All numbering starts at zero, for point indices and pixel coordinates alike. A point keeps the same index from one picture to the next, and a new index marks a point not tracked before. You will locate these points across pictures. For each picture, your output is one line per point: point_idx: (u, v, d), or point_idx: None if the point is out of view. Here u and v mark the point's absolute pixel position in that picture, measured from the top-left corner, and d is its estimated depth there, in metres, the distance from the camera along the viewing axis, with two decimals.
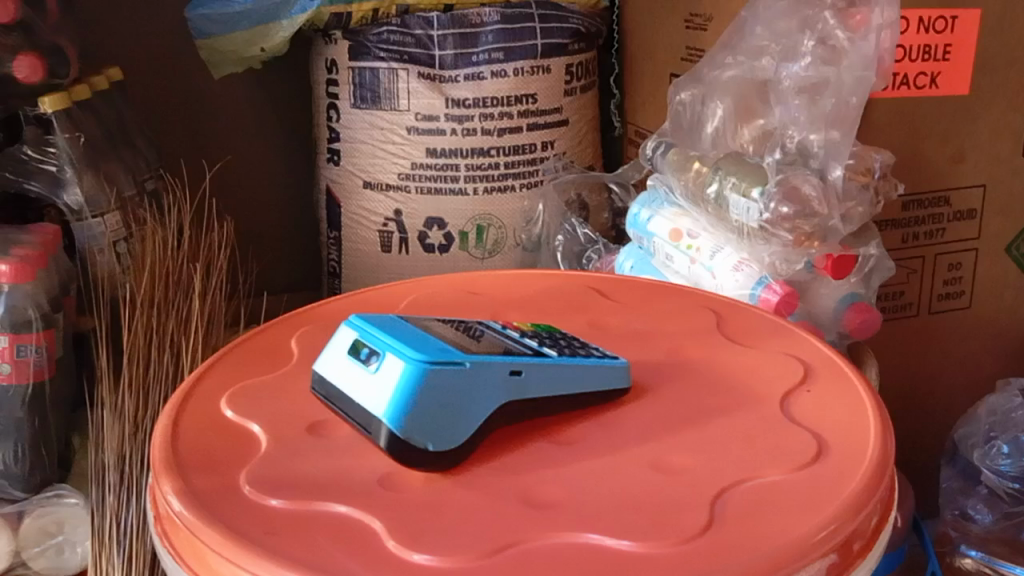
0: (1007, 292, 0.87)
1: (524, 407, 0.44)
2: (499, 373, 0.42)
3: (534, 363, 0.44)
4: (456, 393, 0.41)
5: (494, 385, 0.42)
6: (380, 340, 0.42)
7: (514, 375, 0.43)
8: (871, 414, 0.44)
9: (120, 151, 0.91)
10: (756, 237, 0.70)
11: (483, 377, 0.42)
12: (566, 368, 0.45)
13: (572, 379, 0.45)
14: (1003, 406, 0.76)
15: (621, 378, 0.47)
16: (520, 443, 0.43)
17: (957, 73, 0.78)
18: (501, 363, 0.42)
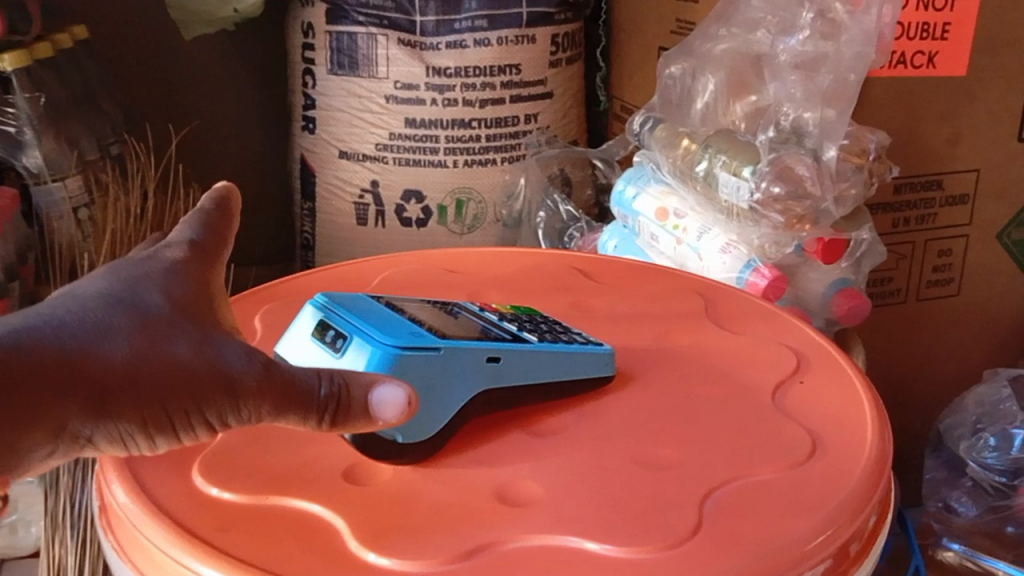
0: (998, 279, 0.85)
1: (501, 395, 0.41)
2: (475, 359, 0.40)
3: (513, 349, 0.41)
4: (428, 380, 0.38)
5: (469, 374, 0.39)
6: (347, 322, 0.39)
7: (491, 363, 0.40)
8: (868, 408, 0.42)
9: (85, 112, 0.86)
10: (746, 218, 0.68)
11: (459, 364, 0.39)
12: (548, 356, 0.42)
13: (553, 367, 0.42)
14: (992, 397, 0.74)
15: (605, 366, 0.44)
16: (495, 434, 0.41)
17: (956, 52, 0.75)
18: (477, 350, 0.40)
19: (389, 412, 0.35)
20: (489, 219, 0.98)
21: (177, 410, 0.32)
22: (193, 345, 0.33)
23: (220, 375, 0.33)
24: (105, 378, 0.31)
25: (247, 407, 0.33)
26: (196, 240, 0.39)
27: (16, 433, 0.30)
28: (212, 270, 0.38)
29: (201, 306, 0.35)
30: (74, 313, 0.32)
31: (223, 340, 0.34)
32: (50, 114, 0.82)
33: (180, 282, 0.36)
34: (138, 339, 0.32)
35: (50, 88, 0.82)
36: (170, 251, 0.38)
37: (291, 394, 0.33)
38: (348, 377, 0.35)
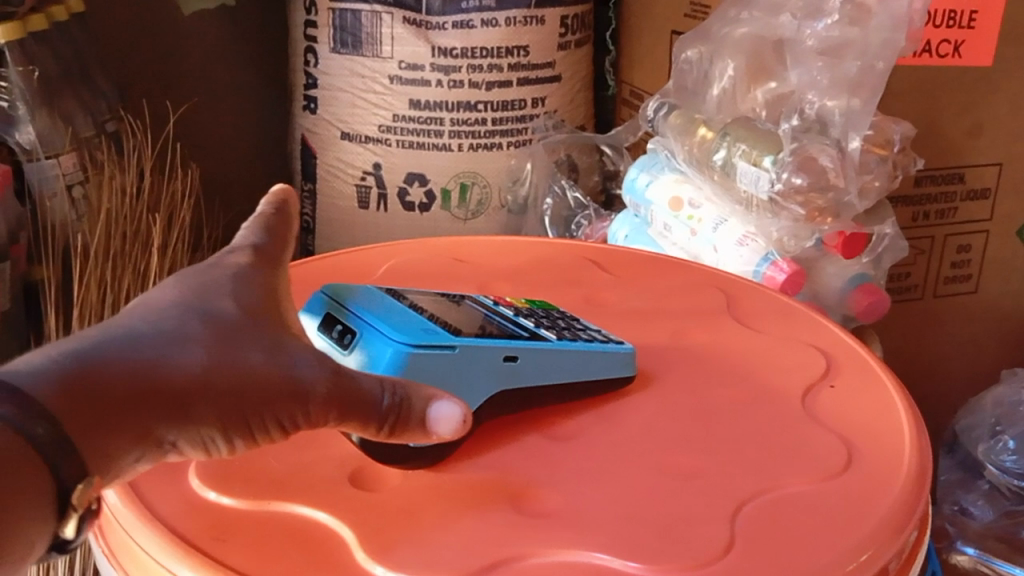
0: (1016, 276, 0.83)
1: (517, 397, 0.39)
2: (490, 360, 0.38)
3: (529, 348, 0.39)
4: (439, 380, 0.36)
5: (484, 374, 0.37)
6: (355, 314, 0.37)
7: (508, 363, 0.38)
8: (903, 416, 0.40)
9: (78, 88, 0.83)
10: (765, 210, 0.66)
11: (473, 364, 0.37)
12: (566, 357, 0.40)
13: (572, 369, 0.40)
14: (1010, 397, 0.73)
15: (626, 365, 0.42)
16: (510, 437, 0.38)
17: (982, 41, 0.73)
18: (493, 348, 0.38)
19: (446, 424, 0.34)
20: (494, 205, 0.96)
21: (253, 415, 0.31)
22: (269, 350, 0.32)
23: (295, 380, 0.32)
24: (185, 384, 0.30)
25: (318, 412, 0.32)
26: (259, 247, 0.38)
27: (106, 437, 0.28)
28: (279, 277, 0.37)
29: (273, 312, 0.34)
30: (151, 322, 0.31)
31: (298, 346, 0.33)
32: (44, 89, 0.79)
33: (247, 290, 0.34)
34: (215, 344, 0.31)
35: (43, 62, 0.79)
36: (233, 257, 0.37)
37: (359, 402, 0.33)
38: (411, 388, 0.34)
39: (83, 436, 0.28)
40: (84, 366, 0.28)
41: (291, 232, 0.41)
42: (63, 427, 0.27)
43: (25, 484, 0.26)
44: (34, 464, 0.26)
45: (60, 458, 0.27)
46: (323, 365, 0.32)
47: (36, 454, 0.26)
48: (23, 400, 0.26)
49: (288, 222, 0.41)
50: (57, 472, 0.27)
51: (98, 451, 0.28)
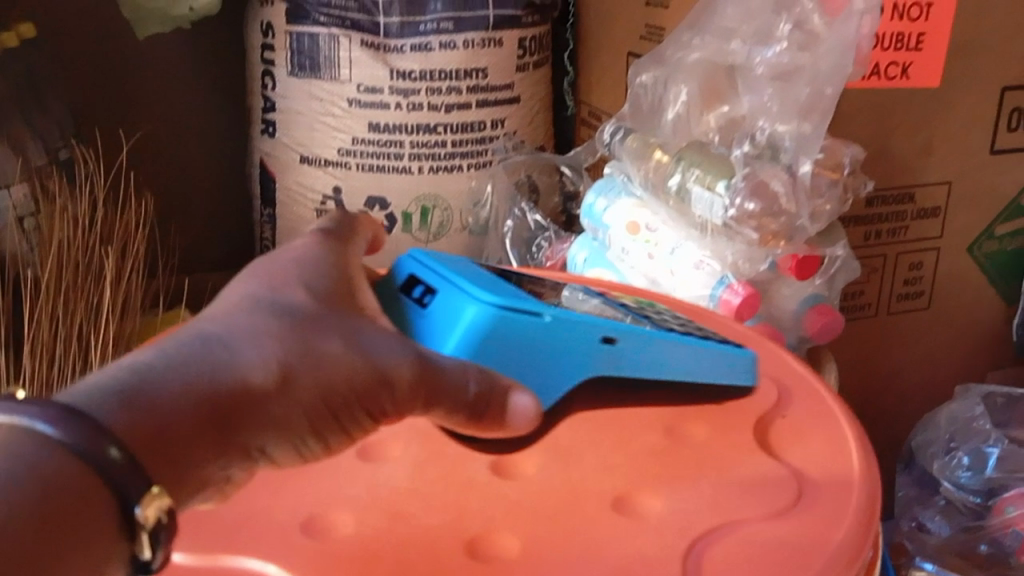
0: (968, 289, 0.84)
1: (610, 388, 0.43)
2: (587, 334, 0.43)
3: (630, 334, 0.43)
4: (526, 340, 0.42)
5: (582, 350, 0.43)
6: (452, 281, 0.43)
7: (608, 344, 0.43)
8: (853, 446, 0.41)
9: (29, 112, 0.81)
10: (720, 234, 0.67)
11: (565, 335, 0.42)
12: (668, 348, 0.44)
13: (677, 363, 0.44)
14: (965, 414, 0.74)
15: (747, 373, 0.45)
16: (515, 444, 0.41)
17: (930, 63, 0.74)
18: (594, 326, 0.43)
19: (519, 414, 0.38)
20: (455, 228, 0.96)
21: (338, 407, 0.34)
22: (347, 344, 0.35)
23: (378, 369, 0.35)
24: (271, 384, 0.32)
25: (401, 399, 0.35)
26: (336, 239, 0.42)
27: (195, 446, 0.30)
28: (352, 271, 0.40)
29: (349, 307, 0.37)
30: (235, 322, 0.33)
31: (379, 336, 0.36)
32: None
33: (317, 280, 0.37)
34: (298, 338, 0.34)
35: None
36: (301, 245, 0.40)
37: (458, 391, 0.36)
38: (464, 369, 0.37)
39: (162, 455, 0.29)
40: (169, 374, 0.30)
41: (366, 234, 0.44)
42: (135, 452, 0.28)
43: (84, 514, 0.26)
44: (93, 490, 0.27)
45: (124, 485, 0.27)
46: (402, 355, 0.36)
47: (101, 482, 0.27)
48: (88, 426, 0.27)
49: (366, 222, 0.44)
50: (124, 495, 0.27)
51: (175, 465, 0.29)
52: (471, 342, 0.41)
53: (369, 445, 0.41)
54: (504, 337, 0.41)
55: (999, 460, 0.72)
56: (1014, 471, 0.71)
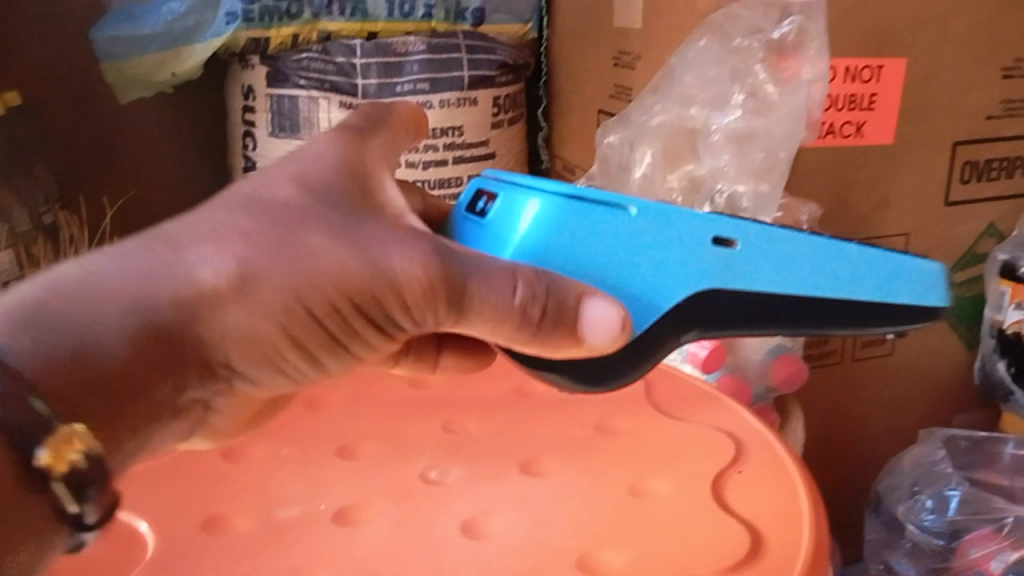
0: (932, 336, 0.86)
1: (743, 304, 0.40)
2: (697, 233, 0.40)
3: (750, 231, 0.40)
4: (608, 234, 0.40)
5: (694, 253, 0.40)
6: (523, 184, 0.43)
7: (721, 246, 0.40)
8: (802, 499, 0.43)
9: (15, 180, 0.84)
10: None
11: (663, 231, 0.40)
12: (796, 251, 0.40)
13: (822, 270, 0.40)
14: (927, 458, 0.77)
15: (932, 289, 0.41)
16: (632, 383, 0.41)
17: (884, 122, 0.77)
18: (698, 225, 0.40)
19: (600, 327, 0.38)
20: None
21: (308, 301, 0.39)
22: (338, 250, 0.39)
23: (378, 272, 0.39)
24: (229, 289, 0.38)
25: (403, 294, 0.39)
26: (361, 136, 0.46)
27: (136, 359, 0.36)
28: (372, 173, 0.44)
29: (359, 209, 0.41)
30: (210, 226, 0.39)
31: (386, 242, 0.39)
32: None
33: (316, 178, 0.42)
34: (266, 241, 0.39)
35: None
36: (320, 143, 0.45)
37: (492, 293, 0.38)
38: (485, 270, 0.38)
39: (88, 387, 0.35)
40: (112, 291, 0.37)
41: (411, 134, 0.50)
42: (44, 395, 0.34)
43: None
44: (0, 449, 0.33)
45: (34, 431, 0.34)
46: (414, 257, 0.39)
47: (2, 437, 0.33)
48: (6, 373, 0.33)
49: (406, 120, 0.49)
50: (28, 443, 0.34)
51: (107, 391, 0.36)
52: (558, 248, 0.40)
53: (346, 510, 0.44)
54: (589, 240, 0.40)
55: (961, 503, 0.75)
56: (976, 513, 0.73)
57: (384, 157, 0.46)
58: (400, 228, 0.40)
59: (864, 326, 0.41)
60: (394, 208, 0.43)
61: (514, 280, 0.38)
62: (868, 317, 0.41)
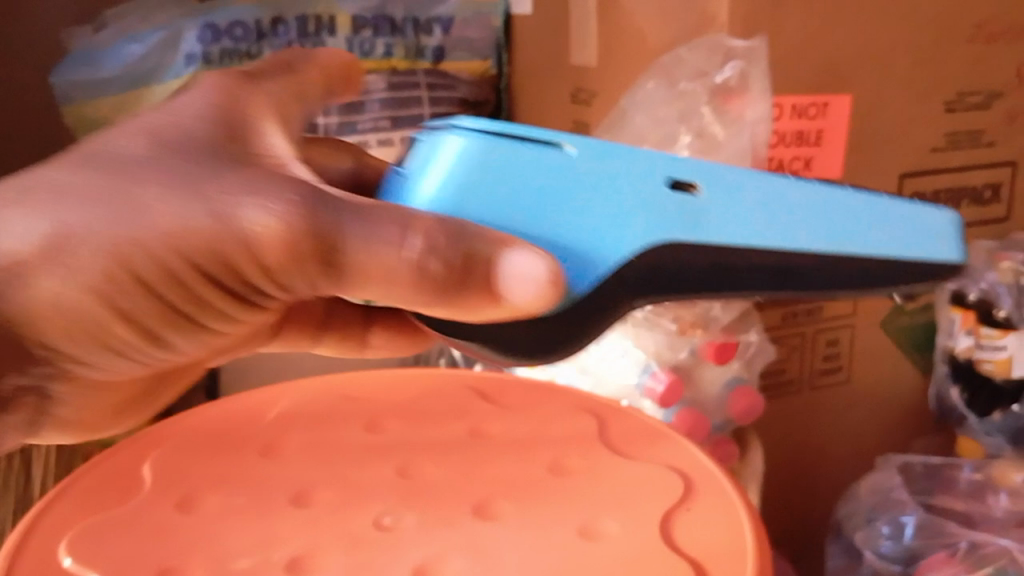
0: (885, 363, 0.87)
1: (707, 255, 0.43)
2: (654, 178, 0.43)
3: (707, 179, 0.44)
4: (557, 179, 0.43)
5: (648, 195, 0.43)
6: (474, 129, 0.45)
7: (682, 191, 0.43)
8: (747, 534, 0.44)
9: None
10: (642, 325, 0.72)
11: (621, 175, 0.43)
12: (760, 199, 0.43)
13: (778, 216, 0.43)
14: (883, 484, 0.79)
15: (906, 238, 0.44)
16: (565, 332, 0.44)
17: (832, 156, 0.76)
18: (652, 170, 0.43)
19: (524, 279, 0.41)
20: None
21: (157, 250, 0.44)
22: (188, 210, 0.42)
23: (233, 228, 0.42)
24: (57, 245, 0.43)
25: (265, 243, 0.42)
26: (249, 89, 0.50)
27: None
28: (251, 123, 0.47)
29: (230, 158, 0.44)
30: (56, 182, 0.44)
31: (242, 196, 0.42)
32: None
33: (191, 124, 0.46)
34: (111, 192, 0.43)
35: None
36: (200, 94, 0.49)
37: (388, 248, 0.40)
38: (357, 226, 0.41)
39: None
40: None
41: (317, 91, 0.55)
42: None
43: None
44: None
45: None
46: (273, 211, 0.41)
47: None
48: None
49: (310, 79, 0.54)
50: None
51: None
52: (496, 195, 0.43)
53: (299, 559, 0.44)
54: (531, 187, 0.43)
55: (916, 529, 0.76)
56: (931, 537, 0.75)
57: (270, 105, 0.50)
58: (264, 179, 0.42)
59: (848, 286, 0.44)
60: (277, 156, 0.46)
61: (407, 234, 0.40)
62: (850, 269, 0.44)
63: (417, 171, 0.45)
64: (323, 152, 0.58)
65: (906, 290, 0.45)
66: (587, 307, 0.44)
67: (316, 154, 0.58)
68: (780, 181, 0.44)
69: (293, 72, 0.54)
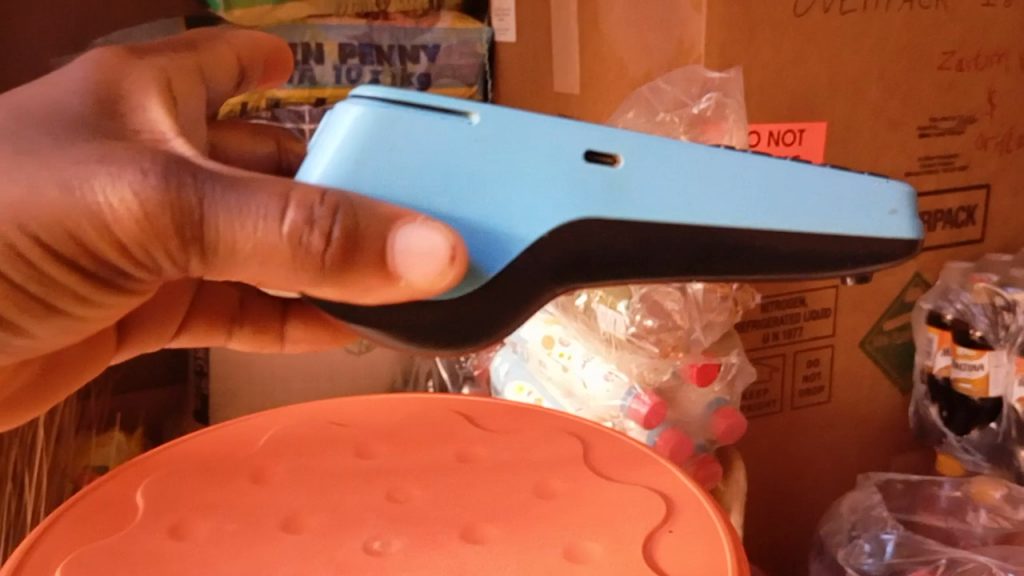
0: (864, 383, 0.89)
1: (632, 232, 0.40)
2: (570, 151, 0.39)
3: (632, 151, 0.40)
4: (461, 150, 0.38)
5: (564, 169, 0.39)
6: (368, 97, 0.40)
7: (604, 164, 0.40)
8: (728, 556, 0.46)
9: None
10: (625, 347, 0.73)
11: (534, 145, 0.39)
12: (689, 170, 0.40)
13: (712, 193, 0.40)
14: (863, 503, 0.81)
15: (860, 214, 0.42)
16: (474, 320, 0.40)
17: None
18: (570, 141, 0.39)
19: (422, 256, 0.36)
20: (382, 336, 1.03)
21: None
22: (31, 184, 0.36)
23: (78, 204, 0.36)
24: None
25: (121, 220, 0.36)
26: (136, 57, 0.45)
27: None
28: (128, 99, 0.41)
29: (91, 132, 0.38)
30: None
31: (90, 166, 0.36)
32: None
33: (59, 99, 0.40)
34: None
35: None
36: (81, 67, 0.43)
37: (257, 220, 0.35)
38: (222, 196, 0.35)
39: None
40: None
41: (221, 73, 0.51)
42: None
43: None
44: None
45: None
46: (122, 181, 0.35)
47: None
48: None
49: (214, 56, 0.50)
50: None
51: None
52: (396, 169, 0.38)
53: None
54: (436, 159, 0.38)
55: (897, 546, 0.77)
56: (912, 555, 0.76)
57: (159, 74, 0.45)
58: (119, 147, 0.36)
59: (783, 264, 0.42)
60: (155, 130, 0.39)
61: (283, 205, 0.35)
62: (788, 246, 0.41)
63: (308, 143, 0.40)
64: (242, 136, 0.54)
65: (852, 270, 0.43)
66: (501, 290, 0.40)
67: (234, 136, 0.55)
68: (714, 152, 0.41)
69: (197, 50, 0.50)
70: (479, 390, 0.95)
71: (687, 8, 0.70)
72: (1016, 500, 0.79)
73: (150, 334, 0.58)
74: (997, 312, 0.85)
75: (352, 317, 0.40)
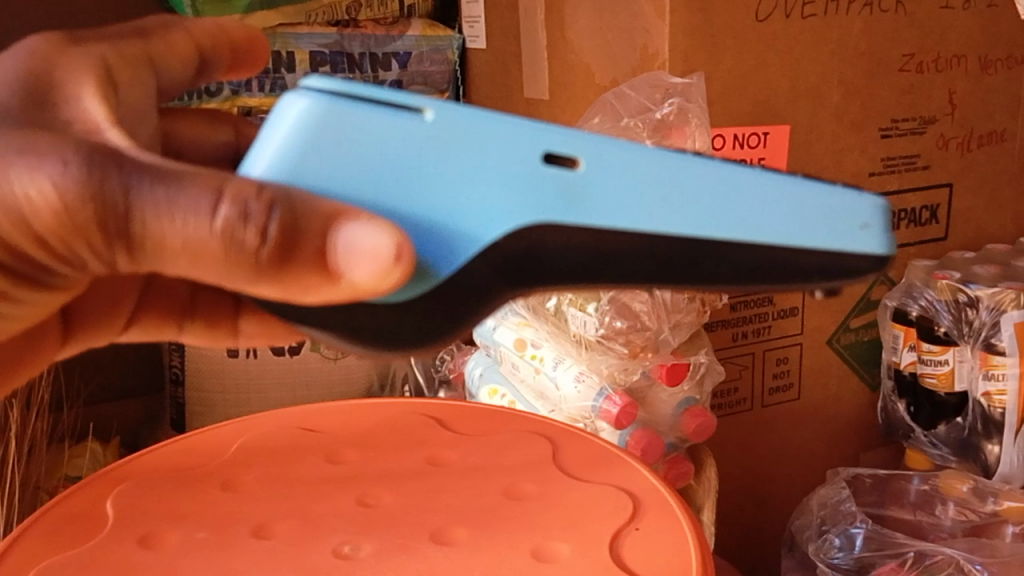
0: (832, 380, 0.90)
1: (585, 238, 0.37)
2: (529, 155, 0.37)
3: (600, 151, 0.37)
4: (406, 153, 0.36)
5: (523, 174, 0.37)
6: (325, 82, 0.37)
7: (562, 167, 0.37)
8: (694, 553, 0.47)
9: None
10: (596, 348, 0.74)
11: (490, 148, 0.36)
12: (653, 173, 0.37)
13: (685, 194, 0.37)
14: (832, 499, 0.83)
15: (848, 223, 0.39)
16: (426, 322, 0.39)
17: None
18: (531, 142, 0.36)
19: (364, 256, 0.34)
20: None
21: None
22: None
23: None
24: None
25: (44, 218, 0.33)
26: (74, 44, 0.43)
27: None
28: (63, 90, 0.39)
29: (19, 125, 0.35)
30: None
31: (10, 156, 0.33)
32: None
33: None
34: None
35: None
36: (20, 48, 0.41)
37: (189, 217, 0.33)
38: (151, 189, 0.33)
39: None
40: None
41: (174, 63, 0.47)
42: None
43: None
44: None
45: None
46: (42, 172, 0.33)
47: None
48: None
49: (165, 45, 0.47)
50: None
51: None
52: (340, 167, 0.36)
53: None
54: (381, 158, 0.36)
55: (866, 540, 0.78)
56: (880, 549, 0.77)
57: (98, 59, 0.42)
58: (41, 138, 0.34)
59: (749, 279, 0.39)
60: (87, 123, 0.36)
61: (215, 199, 0.33)
62: (756, 260, 0.38)
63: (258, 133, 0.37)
64: (196, 124, 0.50)
65: (829, 288, 0.40)
66: (445, 293, 0.38)
67: (195, 128, 0.50)
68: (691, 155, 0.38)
69: (148, 40, 0.47)
70: (455, 395, 0.95)
71: (652, 16, 0.72)
72: (982, 493, 0.81)
73: (93, 329, 0.53)
74: (961, 308, 0.85)
75: (301, 316, 0.40)
